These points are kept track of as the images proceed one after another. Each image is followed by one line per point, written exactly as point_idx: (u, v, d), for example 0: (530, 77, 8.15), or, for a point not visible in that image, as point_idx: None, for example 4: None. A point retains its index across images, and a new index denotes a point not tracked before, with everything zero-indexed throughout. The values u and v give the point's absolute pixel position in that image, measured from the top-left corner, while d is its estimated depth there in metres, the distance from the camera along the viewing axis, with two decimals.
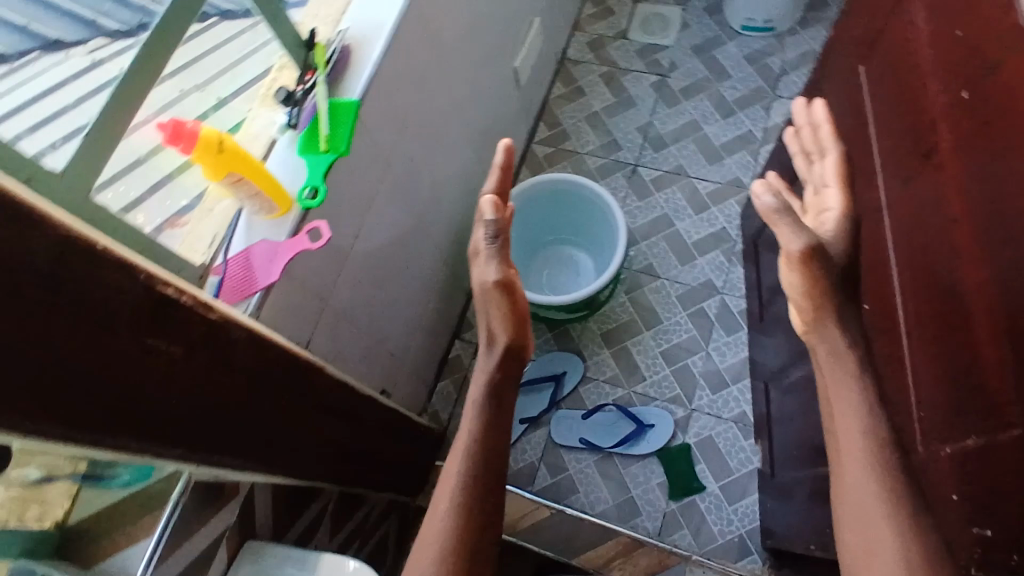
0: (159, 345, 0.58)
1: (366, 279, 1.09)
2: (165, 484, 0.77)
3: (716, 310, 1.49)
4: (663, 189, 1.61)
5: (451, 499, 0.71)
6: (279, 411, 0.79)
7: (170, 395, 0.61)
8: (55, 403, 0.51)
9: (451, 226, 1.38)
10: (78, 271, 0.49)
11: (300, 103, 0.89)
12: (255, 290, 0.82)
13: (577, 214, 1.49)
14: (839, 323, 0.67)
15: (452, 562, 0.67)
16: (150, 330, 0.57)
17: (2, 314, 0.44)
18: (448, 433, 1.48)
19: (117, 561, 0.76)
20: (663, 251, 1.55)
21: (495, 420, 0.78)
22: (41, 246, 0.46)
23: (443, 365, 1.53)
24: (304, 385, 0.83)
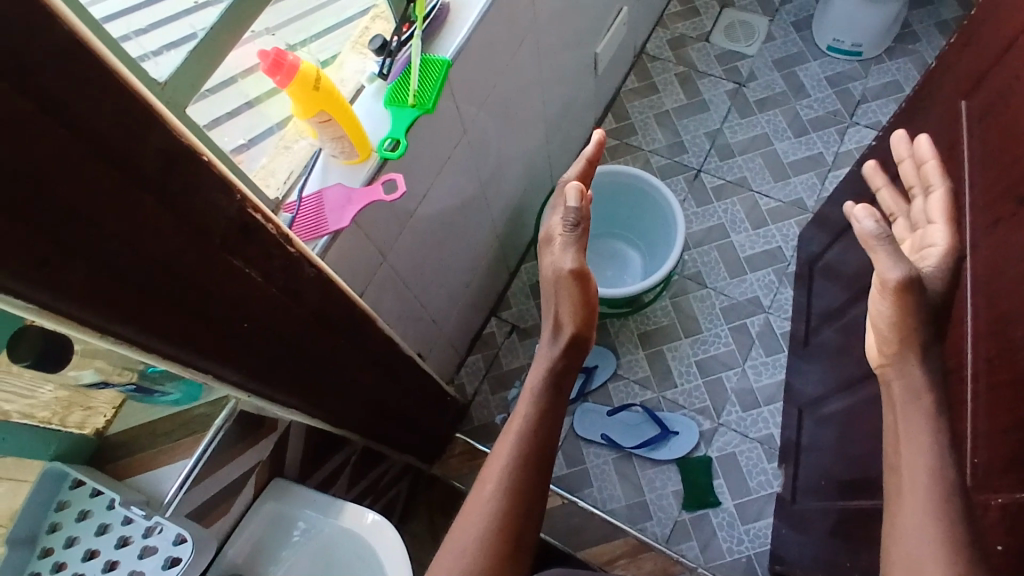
0: (239, 270, 0.57)
1: (423, 241, 1.09)
2: (210, 409, 0.77)
3: (758, 328, 1.47)
4: (723, 199, 1.58)
5: (500, 480, 0.74)
6: (331, 356, 0.79)
7: (240, 320, 0.61)
8: (135, 309, 0.51)
9: (509, 202, 1.37)
10: (181, 180, 0.48)
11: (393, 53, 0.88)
12: (324, 233, 0.81)
13: (635, 210, 1.47)
14: (918, 362, 0.67)
15: (495, 538, 0.71)
16: (234, 251, 0.56)
17: (104, 210, 0.44)
18: (471, 407, 1.48)
19: (150, 476, 0.76)
20: (714, 261, 1.52)
21: (550, 412, 0.81)
22: (151, 149, 0.45)
23: (475, 340, 1.53)
24: (359, 335, 0.83)
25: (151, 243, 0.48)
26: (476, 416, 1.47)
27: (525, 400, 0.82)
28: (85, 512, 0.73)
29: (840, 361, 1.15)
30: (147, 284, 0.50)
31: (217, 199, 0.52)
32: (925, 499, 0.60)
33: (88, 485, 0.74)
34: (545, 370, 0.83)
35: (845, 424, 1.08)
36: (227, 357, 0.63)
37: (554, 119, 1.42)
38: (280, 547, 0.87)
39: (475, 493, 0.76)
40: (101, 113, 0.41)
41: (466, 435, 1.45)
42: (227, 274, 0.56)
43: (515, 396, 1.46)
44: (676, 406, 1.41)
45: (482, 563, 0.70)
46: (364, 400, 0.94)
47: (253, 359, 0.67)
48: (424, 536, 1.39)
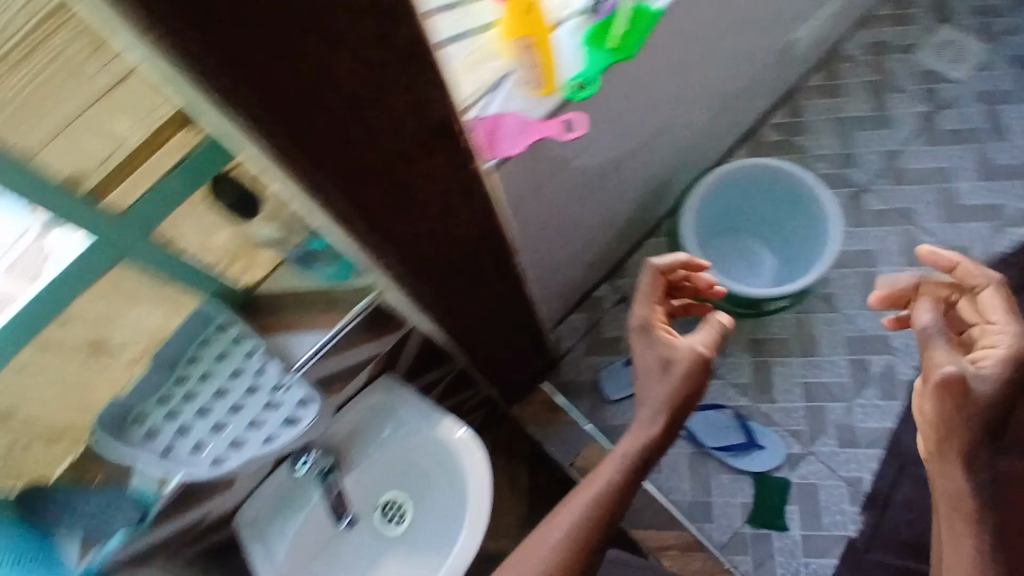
0: (429, 167, 0.58)
1: (572, 186, 1.07)
2: (353, 294, 0.80)
3: (879, 368, 1.38)
4: (880, 225, 1.48)
5: (567, 534, 0.77)
6: (473, 277, 0.80)
7: (412, 216, 0.62)
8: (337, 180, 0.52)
9: (661, 170, 1.32)
10: (416, 71, 0.48)
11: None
12: (492, 157, 0.81)
13: (785, 212, 1.37)
14: (961, 466, 0.71)
15: None
16: (429, 147, 0.56)
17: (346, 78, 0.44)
18: (562, 361, 1.46)
19: (286, 339, 0.82)
20: (852, 287, 1.44)
21: (636, 477, 0.82)
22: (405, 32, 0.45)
23: (583, 298, 1.49)
24: (502, 263, 0.83)
25: (367, 117, 0.49)
26: (565, 371, 1.46)
27: (614, 463, 0.81)
28: (222, 355, 0.78)
29: None
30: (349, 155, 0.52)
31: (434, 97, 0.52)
32: None
33: (230, 333, 0.78)
34: (643, 438, 0.82)
35: None
36: (387, 245, 0.64)
37: (732, 97, 1.34)
38: (372, 437, 0.93)
39: (541, 534, 0.79)
40: None
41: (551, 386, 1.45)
42: (416, 170, 0.57)
43: (608, 364, 1.44)
44: (770, 422, 1.37)
45: None
46: (480, 326, 0.94)
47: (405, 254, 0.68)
48: None
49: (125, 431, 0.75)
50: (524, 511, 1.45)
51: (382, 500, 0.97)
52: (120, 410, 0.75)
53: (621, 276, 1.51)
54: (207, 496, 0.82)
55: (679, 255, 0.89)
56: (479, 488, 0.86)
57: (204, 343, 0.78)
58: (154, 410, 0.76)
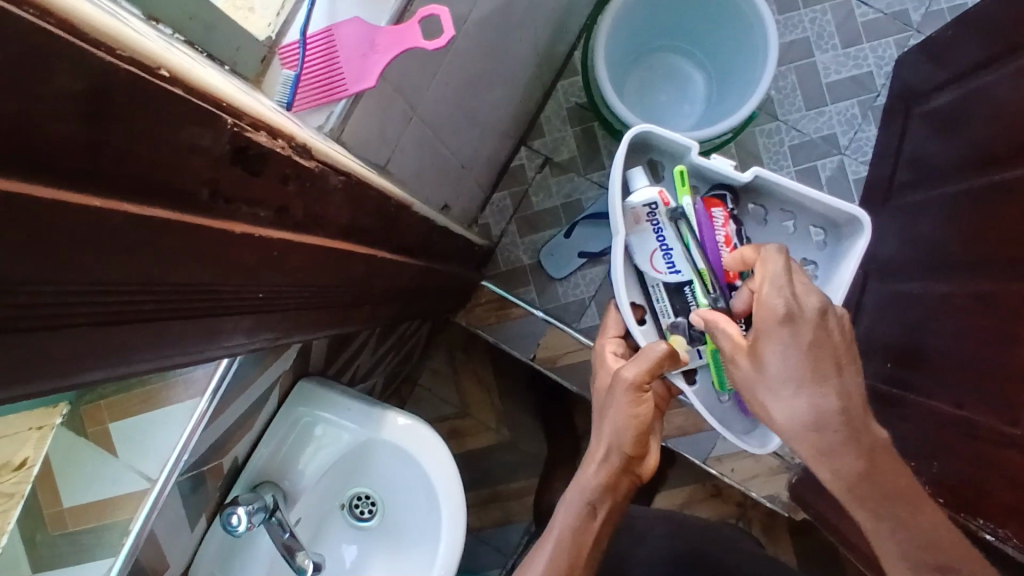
0: (258, 217, 0.38)
1: (452, 84, 0.85)
2: (200, 375, 0.60)
3: (830, 173, 1.29)
4: (812, 3, 1.29)
5: (585, 499, 0.74)
6: (389, 266, 0.66)
7: (303, 217, 0.44)
8: (179, 291, 0.34)
9: (551, 8, 1.08)
10: (153, 148, 0.28)
11: (694, 287, 0.82)
12: (343, 96, 0.59)
13: (710, 28, 1.15)
14: (808, 359, 0.58)
15: (600, 524, 0.74)
16: (246, 190, 0.36)
17: (122, 271, 0.29)
18: (498, 249, 1.34)
19: (226, 490, 0.75)
20: (791, 85, 1.29)
21: (643, 410, 0.76)
22: (66, 151, 0.23)
23: (502, 174, 1.33)
24: (407, 225, 0.69)
25: (209, 256, 0.34)
26: (503, 259, 1.33)
27: (623, 415, 0.76)
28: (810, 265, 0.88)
29: (931, 240, 1.03)
30: (209, 269, 0.35)
31: (193, 158, 0.30)
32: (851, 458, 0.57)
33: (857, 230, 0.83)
34: (636, 373, 0.75)
35: (925, 313, 1.00)
36: (312, 298, 0.50)
37: None
38: (305, 468, 0.77)
39: (574, 491, 0.75)
40: (60, 192, 0.24)
41: (492, 282, 1.33)
42: (273, 241, 0.40)
43: (549, 241, 1.32)
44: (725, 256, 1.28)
45: (596, 509, 0.74)
46: (410, 291, 0.80)
47: (237, 338, 0.43)
48: (445, 370, 1.45)
49: (641, 154, 0.88)
50: (496, 405, 1.45)
51: (344, 500, 0.83)
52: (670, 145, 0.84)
53: (538, 135, 1.33)
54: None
55: (656, 346, 0.75)
56: (452, 509, 0.75)
57: (799, 232, 0.88)
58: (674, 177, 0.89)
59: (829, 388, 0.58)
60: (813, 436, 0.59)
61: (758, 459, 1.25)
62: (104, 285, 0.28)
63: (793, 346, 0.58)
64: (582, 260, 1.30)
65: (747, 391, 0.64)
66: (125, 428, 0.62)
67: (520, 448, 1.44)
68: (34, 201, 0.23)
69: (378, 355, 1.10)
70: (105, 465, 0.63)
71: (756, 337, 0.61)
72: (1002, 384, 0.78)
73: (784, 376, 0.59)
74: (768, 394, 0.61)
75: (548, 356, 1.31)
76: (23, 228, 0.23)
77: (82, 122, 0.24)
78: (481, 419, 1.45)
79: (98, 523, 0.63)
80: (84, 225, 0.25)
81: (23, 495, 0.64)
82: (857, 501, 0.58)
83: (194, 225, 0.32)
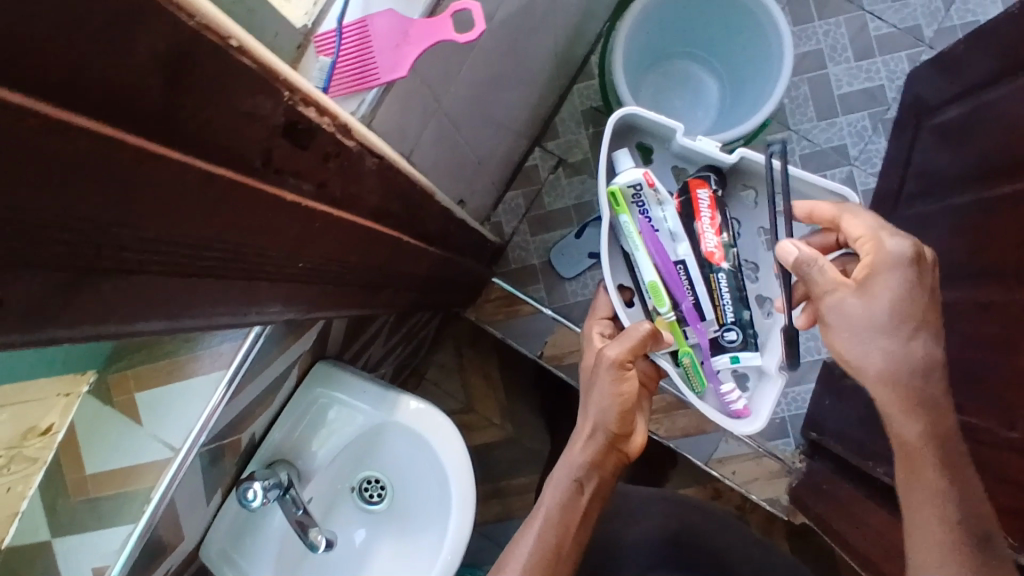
0: (301, 189, 0.40)
1: (474, 80, 0.88)
2: (226, 349, 0.62)
3: (839, 183, 1.31)
4: (826, 16, 1.31)
5: (574, 475, 0.77)
6: (412, 251, 0.68)
7: (341, 193, 0.46)
8: (226, 252, 0.36)
9: (572, 11, 1.10)
10: (218, 112, 0.30)
11: (688, 266, 0.84)
12: (375, 85, 0.61)
13: (727, 35, 1.17)
14: (918, 304, 0.61)
15: (589, 499, 0.76)
16: (294, 162, 0.38)
17: (181, 226, 0.31)
18: (510, 247, 1.36)
19: (241, 466, 0.77)
20: (804, 96, 1.32)
21: (626, 388, 0.79)
22: (145, 106, 0.25)
23: (516, 173, 1.35)
24: (429, 213, 0.71)
25: (258, 221, 0.36)
26: (514, 256, 1.35)
27: (607, 392, 0.79)
28: None
29: (937, 250, 1.05)
30: (256, 234, 0.37)
31: (251, 125, 0.32)
32: (931, 416, 0.61)
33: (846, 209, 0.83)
34: (618, 352, 0.78)
35: None
36: (341, 275, 0.52)
37: None
38: (318, 449, 0.79)
39: (563, 467, 0.78)
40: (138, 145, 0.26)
41: (502, 278, 1.35)
42: (313, 214, 0.42)
43: (560, 240, 1.34)
44: None
45: (584, 485, 0.77)
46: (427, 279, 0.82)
47: (270, 307, 0.45)
48: (451, 365, 1.47)
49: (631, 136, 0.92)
50: (501, 401, 1.47)
51: (354, 483, 0.84)
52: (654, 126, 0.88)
53: (552, 136, 1.35)
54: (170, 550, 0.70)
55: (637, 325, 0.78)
56: (461, 493, 0.76)
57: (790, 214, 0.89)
58: (663, 161, 0.93)
59: (934, 332, 0.62)
60: (918, 381, 0.62)
61: (759, 462, 1.27)
62: (164, 239, 0.30)
63: (912, 285, 0.61)
64: (591, 260, 1.31)
65: (844, 327, 0.63)
66: (150, 398, 0.64)
67: (523, 444, 1.46)
68: (120, 148, 0.25)
69: (390, 345, 1.11)
70: (128, 434, 0.65)
71: (876, 272, 0.62)
72: (1001, 389, 0.80)
73: (903, 313, 0.61)
74: (879, 332, 0.62)
75: (555, 353, 1.33)
76: (112, 173, 0.25)
77: (160, 80, 0.26)
78: (485, 415, 1.47)
79: (116, 491, 0.65)
80: (154, 177, 0.27)
81: (45, 462, 0.67)
82: (928, 457, 0.61)
83: (251, 188, 0.34)
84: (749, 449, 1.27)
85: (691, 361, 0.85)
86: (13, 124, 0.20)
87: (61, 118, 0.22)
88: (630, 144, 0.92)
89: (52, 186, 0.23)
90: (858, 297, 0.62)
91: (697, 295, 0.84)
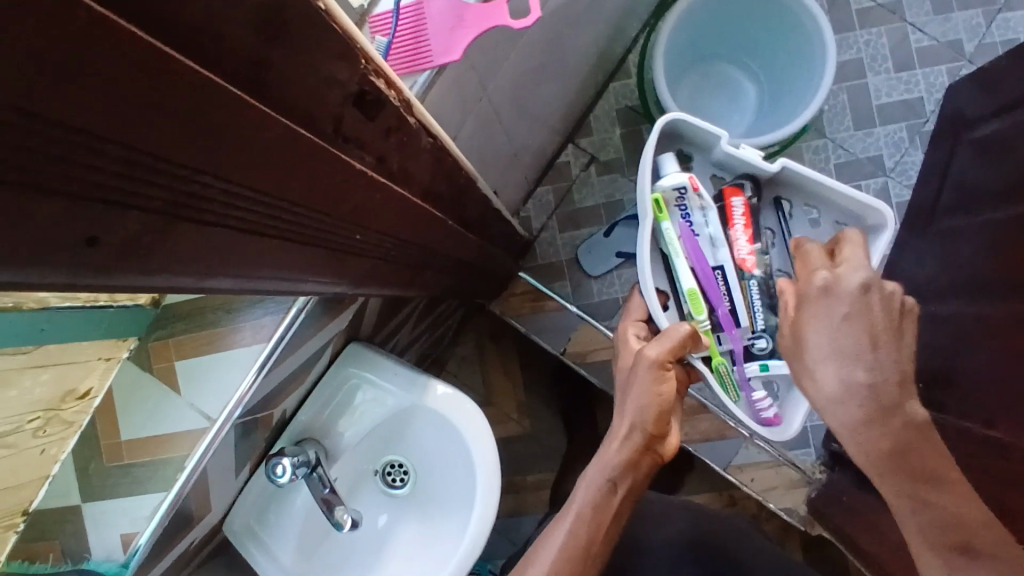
0: (365, 160, 0.40)
1: (518, 70, 0.88)
2: (266, 321, 0.63)
3: (873, 194, 1.30)
4: (867, 26, 1.31)
5: (608, 477, 0.77)
6: (453, 235, 0.68)
7: (398, 168, 0.46)
8: (290, 214, 0.36)
9: (614, 8, 1.10)
10: (299, 70, 0.30)
11: (726, 273, 0.84)
12: (427, 67, 0.61)
13: (769, 38, 1.16)
14: (852, 329, 0.59)
15: (621, 501, 0.77)
16: (362, 131, 0.38)
17: (257, 183, 0.31)
18: (537, 242, 1.36)
19: (271, 440, 0.77)
20: (841, 104, 1.31)
21: (665, 390, 0.77)
22: (239, 59, 0.26)
23: (547, 169, 1.35)
24: (471, 198, 0.71)
25: (324, 185, 0.36)
26: (541, 252, 1.35)
27: (645, 394, 0.77)
28: None
29: (970, 264, 1.03)
30: (321, 199, 0.37)
31: (328, 87, 0.33)
32: (880, 437, 0.58)
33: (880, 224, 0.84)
34: (659, 353, 0.76)
35: (960, 335, 1.00)
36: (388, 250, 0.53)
37: None
38: (347, 428, 0.79)
39: (597, 468, 0.78)
40: (232, 96, 0.26)
41: (529, 273, 1.35)
42: (374, 184, 0.42)
43: (588, 238, 1.33)
44: None
45: (616, 488, 0.77)
46: (462, 265, 0.82)
47: (313, 276, 0.46)
48: (472, 358, 1.47)
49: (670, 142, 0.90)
50: (520, 397, 1.47)
51: (377, 466, 0.85)
52: (698, 133, 0.87)
53: (585, 134, 1.35)
54: (200, 518, 0.71)
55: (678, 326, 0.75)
56: (486, 481, 0.76)
57: (821, 227, 0.89)
58: (701, 169, 0.92)
59: (869, 359, 0.59)
60: (847, 408, 0.59)
61: (778, 471, 1.26)
62: (238, 192, 0.30)
63: (832, 318, 0.60)
64: (618, 259, 1.31)
65: (795, 365, 0.65)
66: (190, 367, 0.65)
67: (540, 440, 1.46)
68: (215, 96, 0.25)
69: (416, 333, 1.12)
70: (165, 401, 0.66)
71: (799, 311, 0.63)
72: None
73: (828, 347, 0.60)
74: (806, 367, 0.62)
75: (578, 350, 1.33)
76: (202, 120, 0.25)
77: (254, 31, 0.26)
78: (504, 409, 1.47)
79: (150, 459, 0.65)
80: (240, 131, 0.27)
81: (79, 425, 0.67)
82: (879, 476, 0.59)
83: (322, 151, 0.34)
84: (769, 457, 1.26)
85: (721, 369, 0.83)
86: (123, 58, 0.21)
87: (167, 59, 0.22)
88: (671, 150, 0.91)
89: (146, 125, 0.23)
90: (793, 332, 0.64)
91: (734, 302, 0.84)
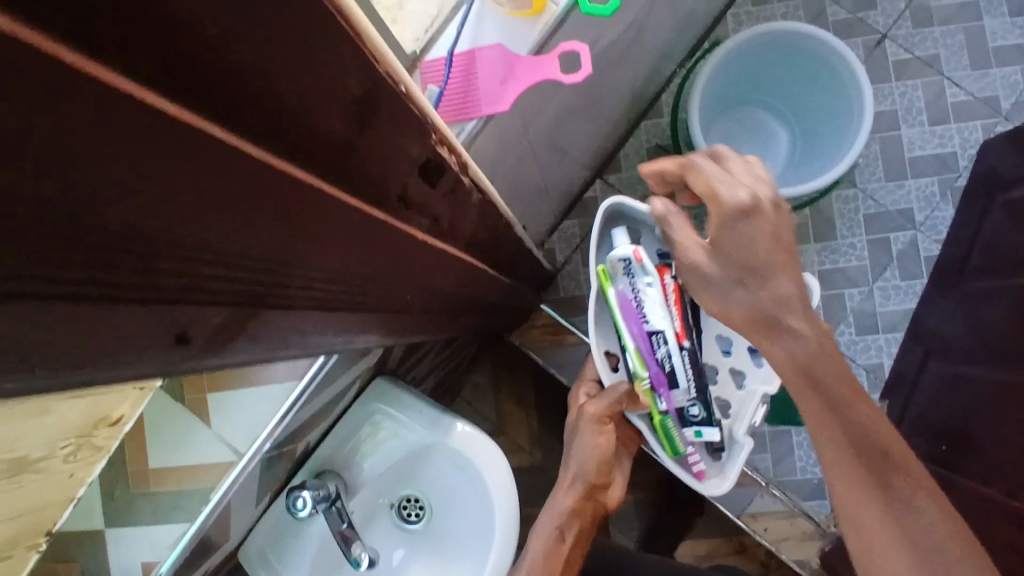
0: (421, 225, 0.40)
1: (558, 112, 0.88)
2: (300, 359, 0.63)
3: (901, 247, 1.29)
4: (903, 79, 1.31)
5: (555, 521, 0.87)
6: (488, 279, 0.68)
7: (448, 226, 0.46)
8: (349, 283, 0.36)
9: (654, 49, 1.11)
10: (378, 153, 0.30)
11: (666, 337, 0.79)
12: (474, 117, 0.62)
13: (805, 89, 1.17)
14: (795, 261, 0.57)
15: (569, 543, 0.87)
16: (422, 198, 0.39)
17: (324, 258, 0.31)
18: (560, 275, 1.36)
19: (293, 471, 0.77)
20: (873, 155, 1.30)
21: (603, 441, 0.87)
22: (326, 151, 0.25)
23: (575, 203, 1.36)
24: (507, 242, 0.71)
25: (382, 253, 0.36)
26: (563, 284, 1.35)
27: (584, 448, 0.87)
28: None
29: (999, 326, 1.02)
30: (377, 265, 0.37)
31: (400, 164, 0.33)
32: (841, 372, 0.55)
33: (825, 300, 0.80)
34: (593, 410, 0.85)
35: (988, 399, 0.99)
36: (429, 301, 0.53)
37: None
38: (367, 462, 0.79)
39: (548, 515, 0.88)
40: (315, 185, 0.26)
41: (550, 305, 1.35)
42: (425, 246, 0.42)
43: None
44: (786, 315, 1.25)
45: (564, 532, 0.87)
46: (491, 304, 0.82)
47: (365, 333, 0.46)
48: (487, 386, 1.47)
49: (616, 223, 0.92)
50: (533, 428, 1.46)
51: (393, 501, 0.84)
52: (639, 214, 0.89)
53: (614, 170, 1.36)
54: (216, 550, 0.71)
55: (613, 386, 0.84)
56: (504, 527, 0.76)
57: None
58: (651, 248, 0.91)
59: (781, 266, 0.57)
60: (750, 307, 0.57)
61: (792, 522, 1.24)
62: (307, 271, 0.30)
63: (754, 233, 0.57)
64: None
65: (704, 288, 0.62)
66: (222, 399, 0.65)
67: (551, 473, 1.45)
68: (301, 189, 0.25)
69: (436, 362, 1.12)
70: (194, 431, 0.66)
71: (718, 231, 0.59)
72: None
73: (745, 259, 0.57)
74: (699, 285, 0.63)
75: None
76: (285, 212, 0.25)
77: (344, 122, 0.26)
78: (516, 439, 1.46)
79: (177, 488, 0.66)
80: (317, 216, 0.27)
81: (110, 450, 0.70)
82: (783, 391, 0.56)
83: (387, 224, 0.34)
84: (783, 506, 1.24)
85: (663, 426, 0.81)
86: (226, 164, 0.20)
87: (263, 160, 0.22)
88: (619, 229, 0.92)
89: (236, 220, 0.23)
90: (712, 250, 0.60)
91: (672, 367, 0.79)
